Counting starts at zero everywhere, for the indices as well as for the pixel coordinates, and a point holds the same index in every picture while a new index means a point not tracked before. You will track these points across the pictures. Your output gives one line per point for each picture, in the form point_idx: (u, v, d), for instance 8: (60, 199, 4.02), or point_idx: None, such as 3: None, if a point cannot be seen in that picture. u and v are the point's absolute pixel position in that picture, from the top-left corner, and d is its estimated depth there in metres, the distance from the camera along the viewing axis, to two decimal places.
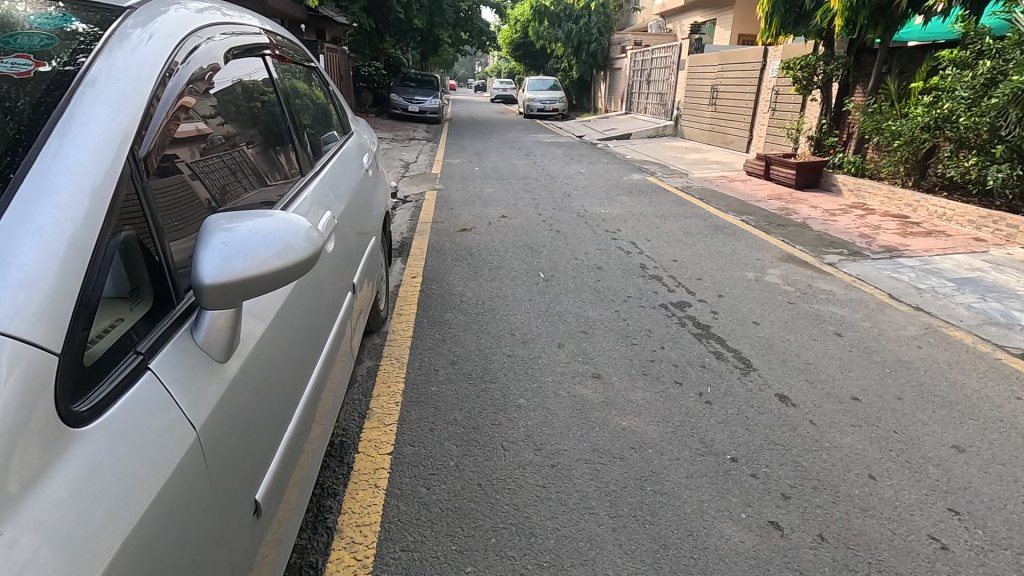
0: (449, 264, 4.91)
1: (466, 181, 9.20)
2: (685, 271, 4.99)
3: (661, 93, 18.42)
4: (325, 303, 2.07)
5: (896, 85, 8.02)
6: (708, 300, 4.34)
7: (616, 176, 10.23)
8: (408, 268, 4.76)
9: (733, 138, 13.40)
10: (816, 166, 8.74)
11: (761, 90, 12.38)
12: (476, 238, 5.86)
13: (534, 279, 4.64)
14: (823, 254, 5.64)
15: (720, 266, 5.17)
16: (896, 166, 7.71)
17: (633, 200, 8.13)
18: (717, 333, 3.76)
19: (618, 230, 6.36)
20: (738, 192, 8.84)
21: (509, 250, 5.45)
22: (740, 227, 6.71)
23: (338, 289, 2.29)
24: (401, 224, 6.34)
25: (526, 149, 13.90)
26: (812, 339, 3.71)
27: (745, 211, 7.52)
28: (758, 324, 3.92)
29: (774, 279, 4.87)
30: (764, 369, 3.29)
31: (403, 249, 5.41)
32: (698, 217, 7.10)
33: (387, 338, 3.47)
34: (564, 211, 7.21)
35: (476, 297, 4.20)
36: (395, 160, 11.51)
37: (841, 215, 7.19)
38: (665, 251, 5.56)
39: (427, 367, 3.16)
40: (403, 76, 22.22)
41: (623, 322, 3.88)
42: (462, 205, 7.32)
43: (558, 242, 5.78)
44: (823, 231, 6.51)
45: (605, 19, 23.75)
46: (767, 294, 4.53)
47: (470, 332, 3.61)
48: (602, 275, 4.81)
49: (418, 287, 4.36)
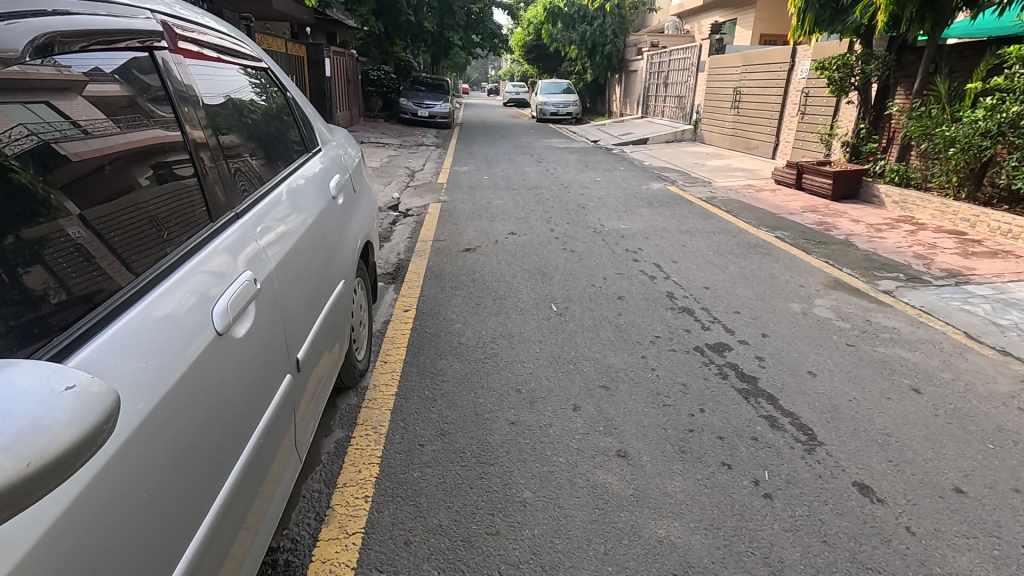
0: (448, 293, 4.31)
1: (474, 192, 8.61)
2: (719, 301, 4.34)
3: (680, 96, 17.68)
4: (242, 383, 1.53)
5: (947, 86, 7.28)
6: (751, 341, 3.68)
7: (634, 185, 9.57)
8: (400, 300, 4.17)
9: (757, 143, 12.66)
10: (854, 175, 8.01)
11: (789, 92, 11.63)
12: (481, 259, 5.25)
13: (545, 312, 4.02)
14: (876, 279, 4.94)
15: (759, 294, 4.51)
16: (948, 176, 6.98)
17: (654, 212, 7.47)
18: (766, 389, 3.09)
19: (639, 249, 5.71)
20: (768, 203, 8.13)
21: (518, 274, 4.84)
22: (775, 244, 6.04)
23: (275, 357, 1.74)
24: (399, 243, 5.75)
25: (538, 156, 13.28)
26: (885, 397, 3.04)
27: (778, 226, 6.84)
28: (815, 375, 3.25)
29: (824, 312, 4.19)
30: (832, 444, 2.62)
31: (398, 274, 4.82)
32: (727, 233, 6.44)
33: (364, 397, 2.87)
34: (579, 226, 6.58)
35: (476, 338, 3.57)
36: (400, 169, 10.95)
37: (888, 230, 6.47)
38: (694, 276, 4.92)
39: (409, 440, 2.55)
40: (413, 80, 21.73)
41: (650, 372, 3.23)
42: (467, 219, 6.73)
43: (573, 264, 5.16)
44: (871, 250, 5.80)
45: (621, 20, 23.06)
46: (819, 332, 3.85)
47: (467, 389, 2.98)
48: (623, 307, 4.17)
49: (410, 324, 3.75)
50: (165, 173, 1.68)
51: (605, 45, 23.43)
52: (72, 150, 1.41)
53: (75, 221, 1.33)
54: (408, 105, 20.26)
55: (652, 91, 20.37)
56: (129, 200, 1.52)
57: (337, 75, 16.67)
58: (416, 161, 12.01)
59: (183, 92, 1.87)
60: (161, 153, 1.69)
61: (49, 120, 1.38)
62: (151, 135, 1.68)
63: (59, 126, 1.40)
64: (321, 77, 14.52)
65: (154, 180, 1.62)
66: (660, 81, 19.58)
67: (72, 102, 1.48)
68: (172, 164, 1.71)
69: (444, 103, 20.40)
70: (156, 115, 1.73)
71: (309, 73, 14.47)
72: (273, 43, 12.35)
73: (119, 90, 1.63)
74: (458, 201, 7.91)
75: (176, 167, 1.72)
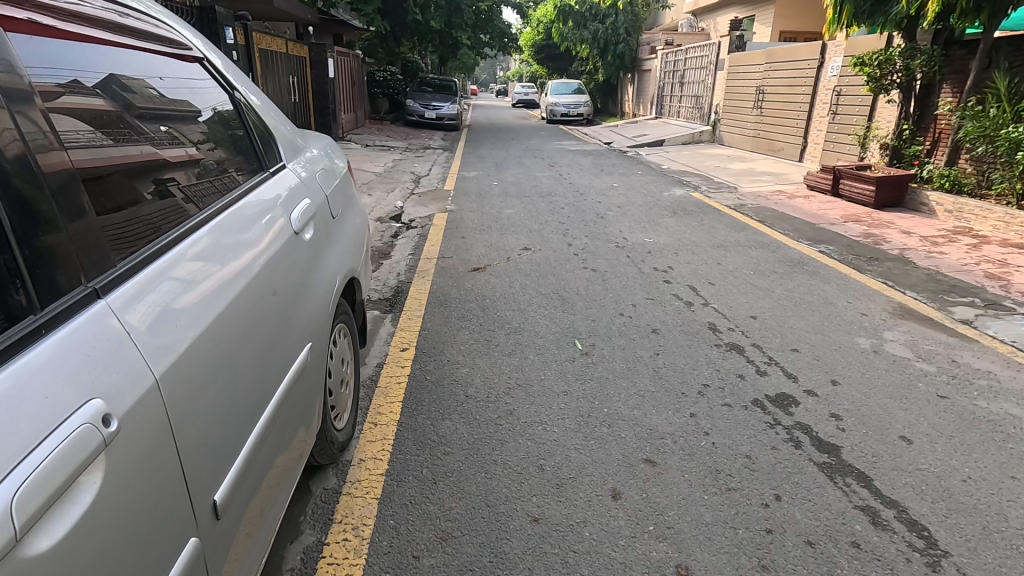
0: (455, 325, 3.70)
1: (483, 200, 8.00)
2: (771, 334, 3.71)
3: (697, 95, 16.97)
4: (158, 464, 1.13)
5: (1007, 81, 6.57)
6: (820, 389, 3.05)
7: (654, 191, 8.93)
8: (398, 335, 3.57)
9: (783, 145, 11.96)
10: (900, 181, 7.32)
11: (818, 90, 10.94)
12: (491, 280, 4.65)
13: (570, 350, 3.41)
14: (948, 304, 4.28)
15: (816, 324, 3.88)
16: (1010, 182, 6.29)
17: (679, 222, 6.83)
18: (854, 462, 2.45)
19: (669, 267, 5.09)
20: (804, 212, 7.47)
21: (535, 299, 4.23)
22: (820, 260, 5.40)
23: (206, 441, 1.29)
24: (400, 261, 5.16)
25: (550, 160, 12.65)
26: (1009, 476, 2.38)
27: (820, 239, 6.19)
28: (910, 441, 2.61)
29: (900, 349, 3.54)
30: (958, 551, 1.99)
31: (397, 300, 4.23)
32: (764, 247, 5.80)
33: (345, 478, 2.28)
34: (599, 239, 5.97)
35: (488, 388, 2.95)
36: (404, 174, 10.36)
37: (946, 244, 5.80)
38: (736, 301, 4.29)
39: (401, 551, 1.94)
40: (420, 81, 21.17)
41: (704, 436, 2.61)
42: (476, 231, 6.14)
43: (596, 286, 4.55)
44: (932, 268, 5.13)
45: (634, 18, 22.38)
46: (899, 376, 3.21)
47: (477, 464, 2.37)
48: (660, 343, 3.55)
49: (409, 370, 3.12)
50: (162, 189, 1.60)
51: (617, 43, 22.76)
52: (77, 157, 1.28)
53: (74, 229, 1.21)
54: (414, 107, 19.69)
55: (667, 91, 19.67)
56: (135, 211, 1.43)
57: (341, 76, 16.12)
58: (422, 166, 11.43)
59: (167, 108, 1.80)
60: (156, 169, 1.62)
61: (56, 126, 1.24)
62: (124, 154, 1.49)
63: (60, 132, 1.24)
64: (324, 78, 13.97)
65: (155, 196, 1.55)
66: (675, 80, 18.88)
67: (62, 107, 1.31)
68: (167, 181, 1.64)
69: (451, 104, 19.85)
70: (144, 132, 1.63)
71: (312, 75, 13.92)
72: (274, 43, 11.79)
73: (99, 103, 1.47)
74: (465, 210, 7.33)
75: (171, 185, 1.64)
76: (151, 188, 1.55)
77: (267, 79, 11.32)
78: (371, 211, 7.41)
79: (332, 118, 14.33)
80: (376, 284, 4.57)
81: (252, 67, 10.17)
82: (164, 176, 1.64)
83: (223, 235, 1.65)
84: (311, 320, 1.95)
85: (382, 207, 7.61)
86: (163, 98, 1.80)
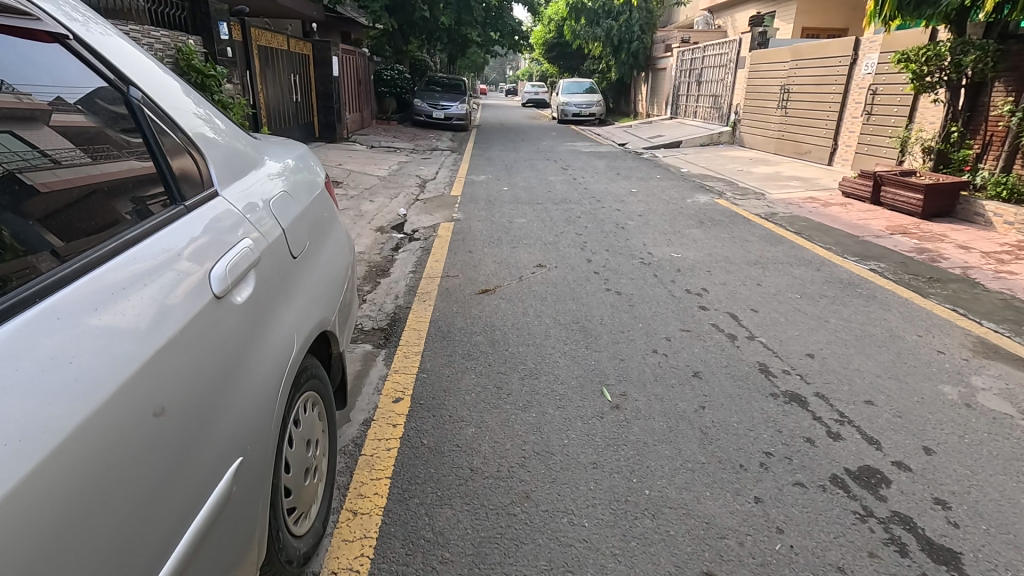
0: (459, 366, 3.12)
1: (492, 207, 7.45)
2: (836, 380, 3.11)
3: (715, 95, 16.30)
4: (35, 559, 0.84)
5: None
6: (912, 460, 2.44)
7: (676, 198, 8.32)
8: (393, 378, 3.02)
9: (810, 147, 11.31)
10: (950, 189, 6.68)
11: (850, 90, 10.28)
12: (503, 304, 4.09)
13: (597, 403, 2.83)
14: None
15: (887, 365, 3.28)
16: None
17: (708, 234, 6.24)
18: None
19: (703, 289, 4.50)
20: (843, 222, 6.84)
21: (552, 329, 3.66)
22: (872, 280, 4.78)
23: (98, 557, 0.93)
24: (399, 281, 4.59)
25: (563, 162, 12.04)
26: None
27: (868, 254, 5.56)
28: None
29: (998, 403, 2.92)
30: None
31: (394, 330, 3.68)
32: (807, 264, 5.18)
33: None
34: (622, 254, 5.38)
35: (499, 459, 2.38)
36: (409, 178, 9.81)
37: (1014, 262, 5.15)
38: (787, 334, 3.69)
39: None
40: (428, 80, 20.62)
41: (777, 534, 2.02)
42: (485, 244, 5.58)
43: (621, 314, 3.97)
44: (1006, 292, 4.49)
45: (648, 15, 21.78)
46: (1008, 442, 2.59)
47: None
48: (705, 391, 2.97)
49: (401, 433, 2.55)
50: (142, 209, 1.47)
51: (631, 41, 22.17)
52: (42, 180, 1.32)
53: (50, 255, 1.19)
54: (422, 106, 19.14)
55: (682, 90, 19.01)
56: (110, 233, 1.35)
57: (346, 75, 15.59)
58: (428, 169, 10.88)
59: (152, 116, 1.64)
60: (135, 186, 1.50)
61: (19, 149, 1.31)
62: (106, 170, 1.48)
63: (24, 154, 1.31)
64: (328, 77, 13.45)
65: (137, 216, 1.45)
66: (692, 79, 18.21)
67: (40, 130, 1.40)
68: (147, 199, 1.50)
69: (460, 104, 19.31)
70: (132, 146, 1.58)
71: (316, 73, 13.40)
72: (276, 41, 11.26)
73: (85, 119, 1.50)
74: (473, 218, 6.76)
75: (152, 203, 1.51)
76: (130, 207, 1.45)
77: (267, 78, 10.77)
78: (372, 220, 6.86)
79: (337, 118, 13.84)
80: (371, 311, 4.01)
81: (251, 65, 9.66)
82: (147, 196, 1.52)
83: (130, 280, 1.24)
84: (255, 403, 1.41)
85: (384, 216, 7.05)
86: (148, 106, 1.64)
